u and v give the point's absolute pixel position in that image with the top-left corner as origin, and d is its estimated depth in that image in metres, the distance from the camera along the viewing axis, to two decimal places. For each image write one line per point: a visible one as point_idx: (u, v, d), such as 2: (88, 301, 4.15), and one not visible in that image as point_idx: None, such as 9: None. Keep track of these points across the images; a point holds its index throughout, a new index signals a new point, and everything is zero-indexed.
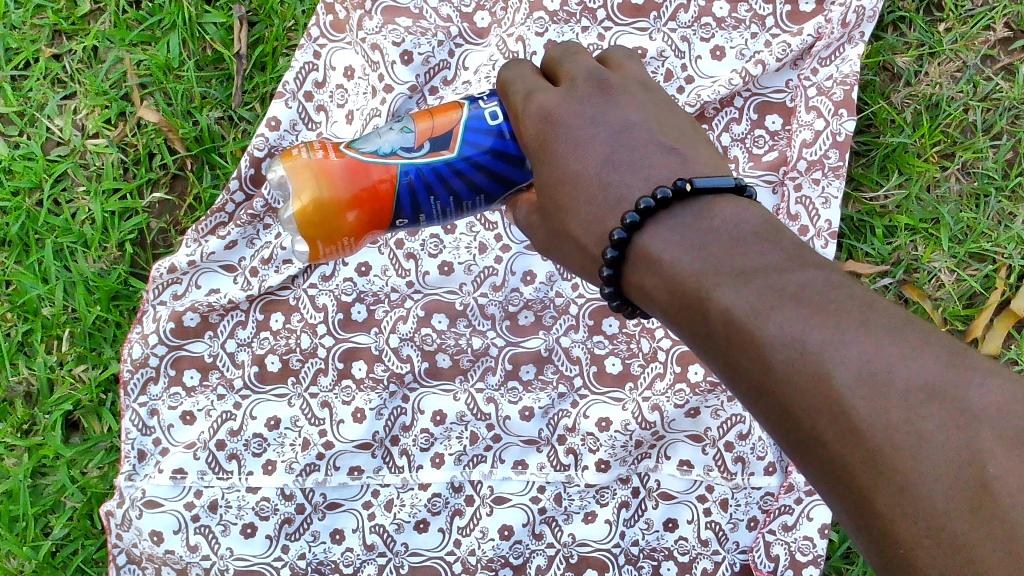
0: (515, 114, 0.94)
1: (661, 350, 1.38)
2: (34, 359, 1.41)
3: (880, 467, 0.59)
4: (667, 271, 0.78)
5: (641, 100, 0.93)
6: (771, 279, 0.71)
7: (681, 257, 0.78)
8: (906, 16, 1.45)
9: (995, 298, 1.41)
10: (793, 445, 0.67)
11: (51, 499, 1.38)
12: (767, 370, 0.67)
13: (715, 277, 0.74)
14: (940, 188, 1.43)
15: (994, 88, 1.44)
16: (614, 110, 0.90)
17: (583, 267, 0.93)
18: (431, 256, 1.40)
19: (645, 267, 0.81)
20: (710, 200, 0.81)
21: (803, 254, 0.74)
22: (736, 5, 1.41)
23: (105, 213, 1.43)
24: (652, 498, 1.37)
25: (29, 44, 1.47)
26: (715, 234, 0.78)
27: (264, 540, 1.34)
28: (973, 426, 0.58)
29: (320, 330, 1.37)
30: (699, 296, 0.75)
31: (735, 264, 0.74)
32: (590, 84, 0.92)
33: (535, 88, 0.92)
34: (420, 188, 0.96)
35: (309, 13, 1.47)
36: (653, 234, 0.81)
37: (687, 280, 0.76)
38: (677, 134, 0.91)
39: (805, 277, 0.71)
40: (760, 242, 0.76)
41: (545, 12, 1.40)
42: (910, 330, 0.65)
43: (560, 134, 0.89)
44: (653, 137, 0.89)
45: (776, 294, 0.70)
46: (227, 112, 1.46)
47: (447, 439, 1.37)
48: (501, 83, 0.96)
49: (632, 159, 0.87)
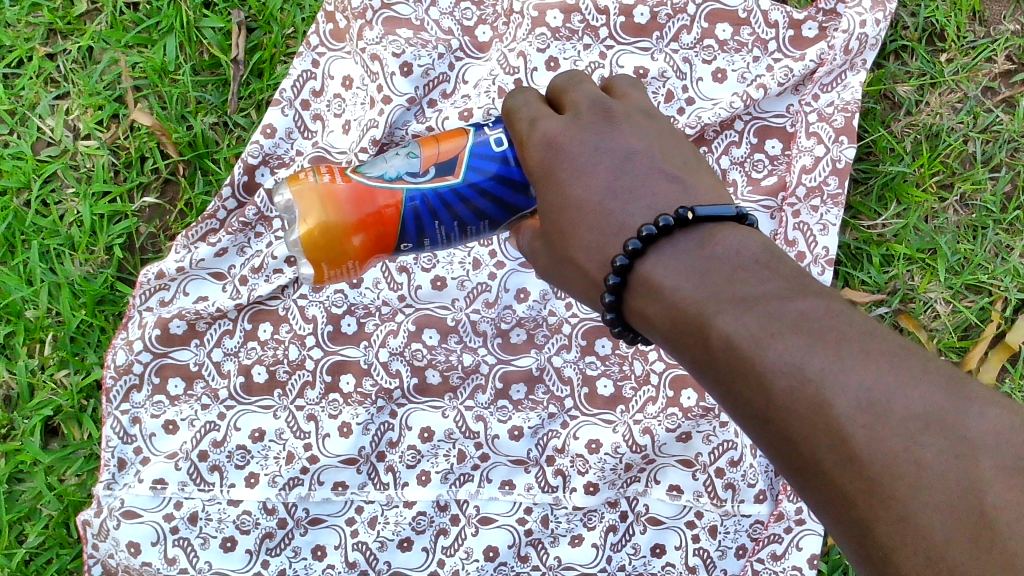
0: (519, 142, 0.92)
1: (654, 373, 1.36)
2: (14, 362, 1.38)
3: (881, 497, 0.57)
4: (667, 297, 0.77)
5: (646, 129, 0.91)
6: (771, 305, 0.69)
7: (681, 283, 0.76)
8: (908, 45, 1.45)
9: (990, 330, 1.40)
10: (793, 475, 0.65)
11: (27, 506, 1.35)
12: (768, 398, 0.66)
13: (716, 303, 0.73)
14: (938, 219, 1.43)
15: (994, 120, 1.43)
16: (618, 138, 0.89)
17: (584, 294, 0.91)
18: (425, 270, 1.38)
19: (645, 293, 0.79)
20: (712, 228, 0.79)
21: (803, 281, 0.73)
22: (739, 28, 1.40)
23: (93, 215, 1.41)
24: (640, 523, 1.35)
25: (23, 42, 1.44)
26: (715, 261, 0.76)
27: (244, 555, 1.31)
28: (973, 456, 0.57)
29: (308, 342, 1.36)
30: (700, 321, 0.73)
31: (735, 290, 0.73)
32: (596, 111, 0.91)
33: (540, 115, 0.91)
34: (425, 214, 0.95)
35: (309, 21, 1.46)
36: (654, 260, 0.79)
37: (687, 307, 0.75)
38: (681, 163, 0.90)
39: (805, 304, 0.69)
40: (761, 269, 0.74)
41: (547, 28, 1.38)
42: (909, 358, 0.63)
43: (565, 163, 0.87)
44: (657, 166, 0.88)
45: (777, 321, 0.68)
46: (222, 117, 1.44)
47: (434, 457, 1.35)
48: (506, 109, 0.95)
49: (635, 189, 0.86)
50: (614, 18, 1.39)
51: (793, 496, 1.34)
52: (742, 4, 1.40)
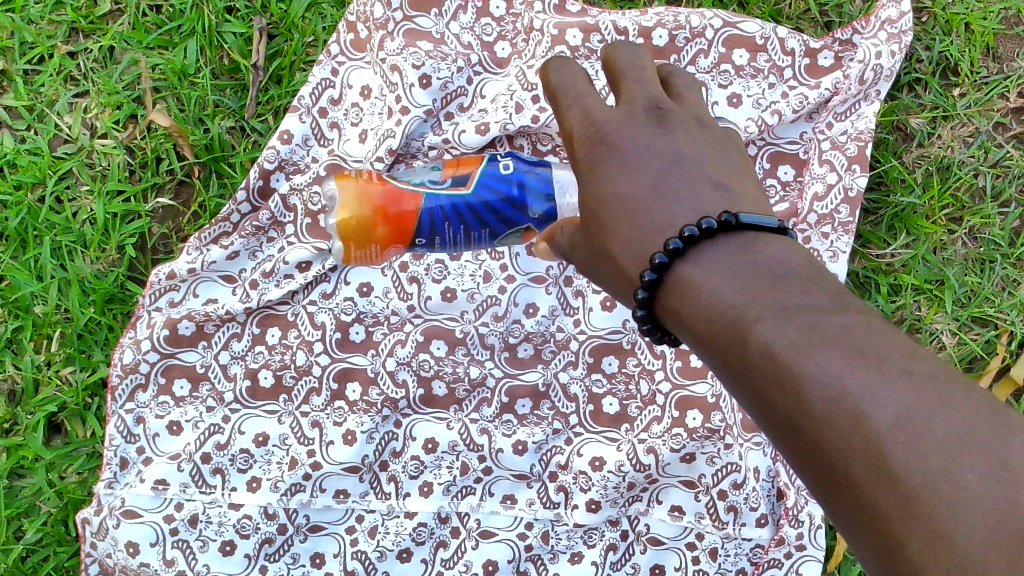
0: (568, 134, 0.92)
1: (659, 393, 1.36)
2: (21, 357, 1.38)
3: (918, 518, 0.56)
4: (704, 300, 0.75)
5: (695, 131, 0.90)
6: (812, 317, 0.67)
7: (720, 288, 0.75)
8: (922, 78, 1.47)
9: (995, 363, 1.41)
10: (825, 489, 0.63)
11: (25, 502, 1.34)
12: (804, 410, 0.63)
13: (755, 310, 0.71)
14: (947, 251, 1.44)
15: (1004, 155, 1.45)
16: (667, 137, 0.88)
17: (617, 290, 0.91)
18: (435, 281, 1.39)
19: (681, 295, 0.78)
20: (754, 236, 0.78)
21: (843, 295, 0.70)
22: (756, 55, 1.41)
23: (107, 214, 1.41)
24: (641, 543, 1.35)
25: (45, 39, 1.46)
26: (755, 269, 0.75)
27: (243, 559, 1.30)
28: (1015, 484, 0.55)
29: (316, 348, 1.36)
30: (738, 327, 0.71)
31: (775, 298, 0.71)
32: (649, 108, 0.90)
33: (589, 102, 0.90)
34: (440, 220, 1.06)
35: (330, 30, 1.47)
36: (693, 264, 0.78)
37: (725, 311, 0.73)
38: (728, 168, 0.89)
39: (847, 318, 0.66)
40: (802, 280, 0.72)
41: (566, 46, 1.38)
42: (952, 379, 0.61)
43: (613, 158, 0.88)
44: (704, 170, 0.87)
45: (818, 334, 0.65)
46: (239, 121, 1.45)
47: (437, 468, 1.35)
48: (552, 89, 0.94)
49: (680, 188, 0.85)
50: (633, 40, 1.40)
51: (794, 521, 1.33)
52: (760, 30, 1.41)
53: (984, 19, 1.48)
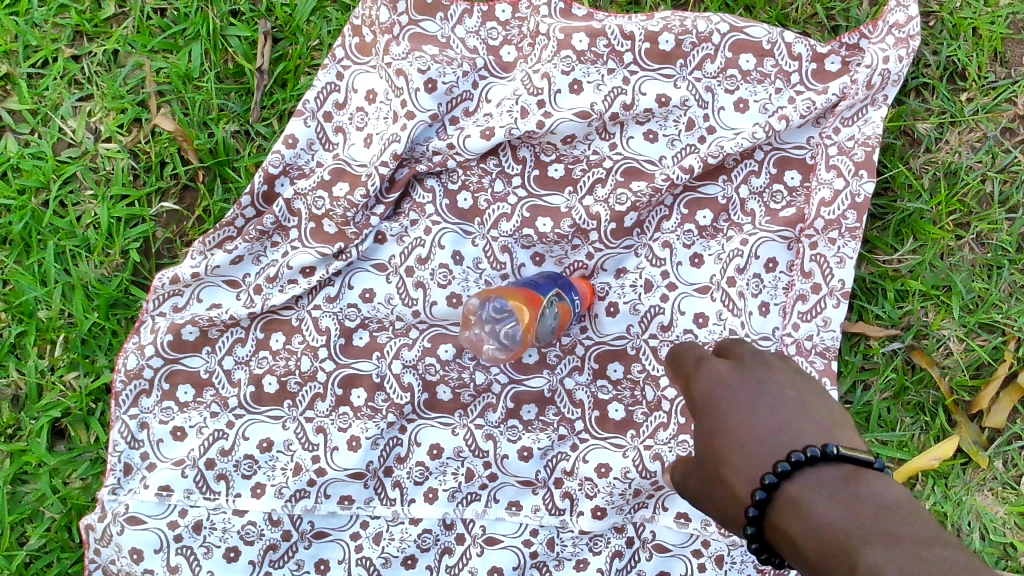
0: (685, 379, 1.03)
1: (665, 400, 1.35)
2: (24, 362, 1.38)
3: None
4: (812, 522, 0.74)
5: (782, 378, 0.94)
6: (919, 546, 0.65)
7: (826, 513, 0.73)
8: (929, 83, 1.47)
9: (1003, 369, 1.39)
10: None
11: (29, 508, 1.34)
12: None
13: (861, 533, 0.69)
14: (954, 257, 1.43)
15: (1012, 160, 1.44)
16: (773, 386, 0.93)
17: (727, 521, 0.89)
18: (440, 286, 1.36)
19: (790, 514, 0.77)
20: (862, 475, 0.77)
21: (953, 537, 0.68)
22: (763, 59, 1.41)
23: (111, 218, 1.41)
24: (646, 549, 1.34)
25: (49, 42, 1.45)
26: (860, 499, 0.73)
27: (248, 565, 1.30)
28: None
29: (321, 353, 1.35)
30: (843, 548, 0.69)
31: (883, 525, 0.69)
32: (752, 359, 0.99)
33: (705, 358, 1.02)
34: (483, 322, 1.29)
35: (334, 34, 1.46)
36: (802, 484, 0.78)
37: (830, 531, 0.71)
38: (835, 417, 0.91)
39: (948, 552, 0.64)
40: (906, 514, 0.70)
41: (572, 50, 1.37)
42: None
43: (722, 392, 0.94)
44: (813, 417, 0.88)
45: (921, 561, 0.63)
46: (243, 125, 1.45)
47: (442, 475, 1.34)
48: (672, 359, 1.10)
49: (789, 423, 0.87)
50: (639, 44, 1.39)
51: None
52: (767, 35, 1.40)
53: (992, 24, 1.47)
